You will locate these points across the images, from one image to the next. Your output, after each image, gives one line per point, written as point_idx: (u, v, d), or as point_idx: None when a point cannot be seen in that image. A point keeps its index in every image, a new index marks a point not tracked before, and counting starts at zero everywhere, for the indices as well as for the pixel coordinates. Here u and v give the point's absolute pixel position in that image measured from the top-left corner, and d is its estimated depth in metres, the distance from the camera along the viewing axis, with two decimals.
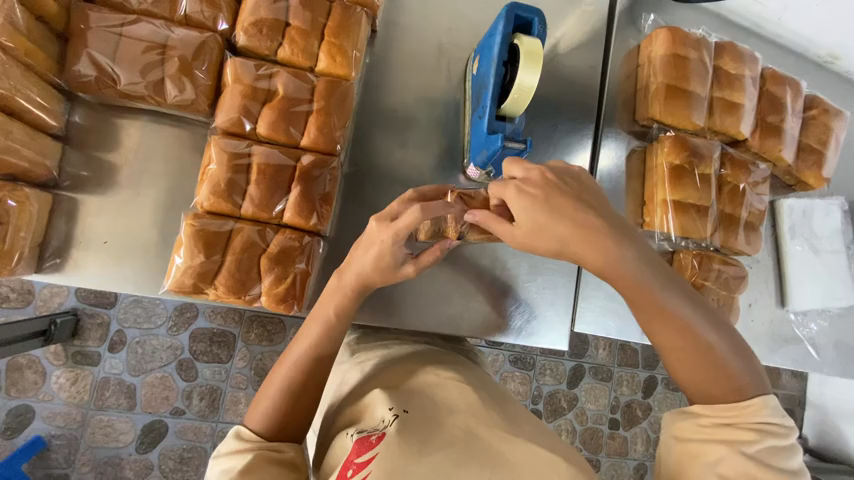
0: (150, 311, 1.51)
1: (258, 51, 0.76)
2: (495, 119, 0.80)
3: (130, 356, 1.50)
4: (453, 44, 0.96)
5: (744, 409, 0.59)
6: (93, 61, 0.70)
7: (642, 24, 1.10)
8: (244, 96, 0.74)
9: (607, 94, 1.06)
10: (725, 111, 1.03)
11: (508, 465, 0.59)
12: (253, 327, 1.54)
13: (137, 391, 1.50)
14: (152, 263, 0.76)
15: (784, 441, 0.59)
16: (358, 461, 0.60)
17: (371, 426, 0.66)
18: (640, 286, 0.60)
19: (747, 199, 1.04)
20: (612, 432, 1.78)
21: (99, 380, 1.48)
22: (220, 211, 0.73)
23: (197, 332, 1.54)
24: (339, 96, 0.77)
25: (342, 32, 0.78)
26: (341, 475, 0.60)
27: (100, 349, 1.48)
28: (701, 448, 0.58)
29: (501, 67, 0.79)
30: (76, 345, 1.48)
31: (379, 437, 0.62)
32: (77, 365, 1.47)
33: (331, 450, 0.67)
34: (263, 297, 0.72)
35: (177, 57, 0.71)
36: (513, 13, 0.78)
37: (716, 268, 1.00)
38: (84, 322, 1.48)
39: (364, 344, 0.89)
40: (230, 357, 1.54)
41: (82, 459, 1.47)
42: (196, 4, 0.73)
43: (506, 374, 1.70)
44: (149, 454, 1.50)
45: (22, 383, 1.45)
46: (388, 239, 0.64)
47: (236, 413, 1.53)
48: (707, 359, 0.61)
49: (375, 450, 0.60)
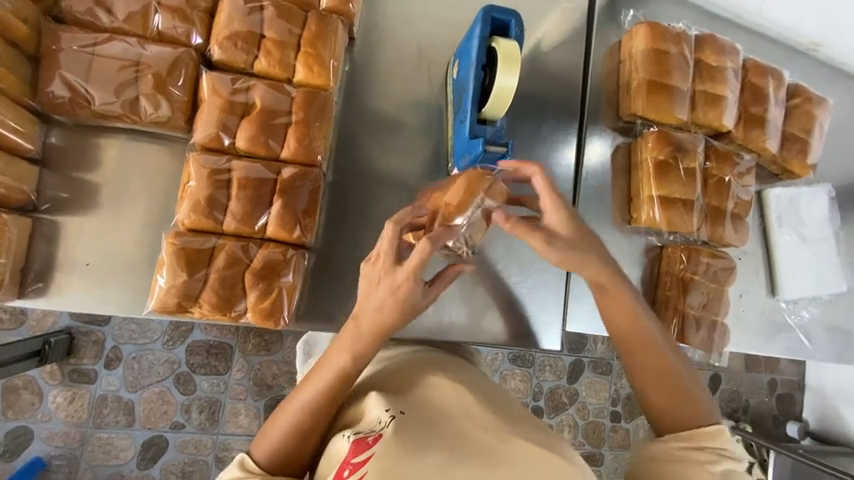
0: (144, 327, 1.50)
1: (233, 64, 0.75)
2: (477, 123, 0.80)
3: (127, 372, 1.49)
4: (433, 48, 0.96)
5: (704, 432, 0.64)
6: (66, 82, 0.69)
7: (622, 19, 1.10)
8: (221, 111, 0.73)
9: (591, 91, 1.06)
10: (708, 104, 1.03)
11: (505, 464, 0.58)
12: (250, 338, 1.53)
13: (135, 407, 1.49)
14: (138, 283, 0.75)
15: (737, 465, 0.64)
16: (355, 462, 0.59)
17: (367, 427, 0.64)
18: (623, 314, 0.69)
19: (732, 191, 1.04)
20: (614, 425, 1.79)
21: (96, 398, 1.47)
22: (202, 228, 0.72)
23: (193, 346, 1.53)
24: (318, 106, 0.76)
25: (318, 42, 0.77)
26: (337, 475, 0.58)
27: (96, 366, 1.47)
28: (670, 465, 0.63)
29: (480, 71, 0.78)
30: (72, 364, 1.46)
31: (375, 437, 0.60)
32: (74, 384, 1.46)
33: (326, 454, 0.66)
34: (249, 312, 0.72)
35: (151, 75, 0.71)
36: (490, 16, 0.78)
37: (704, 261, 1.00)
38: (79, 340, 1.47)
39: None
40: (227, 369, 1.54)
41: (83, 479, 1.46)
42: (169, 20, 0.73)
43: (506, 372, 1.70)
44: (151, 469, 1.49)
45: (18, 404, 1.44)
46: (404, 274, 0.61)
47: (236, 425, 1.53)
48: (675, 392, 0.66)
49: (373, 450, 0.58)
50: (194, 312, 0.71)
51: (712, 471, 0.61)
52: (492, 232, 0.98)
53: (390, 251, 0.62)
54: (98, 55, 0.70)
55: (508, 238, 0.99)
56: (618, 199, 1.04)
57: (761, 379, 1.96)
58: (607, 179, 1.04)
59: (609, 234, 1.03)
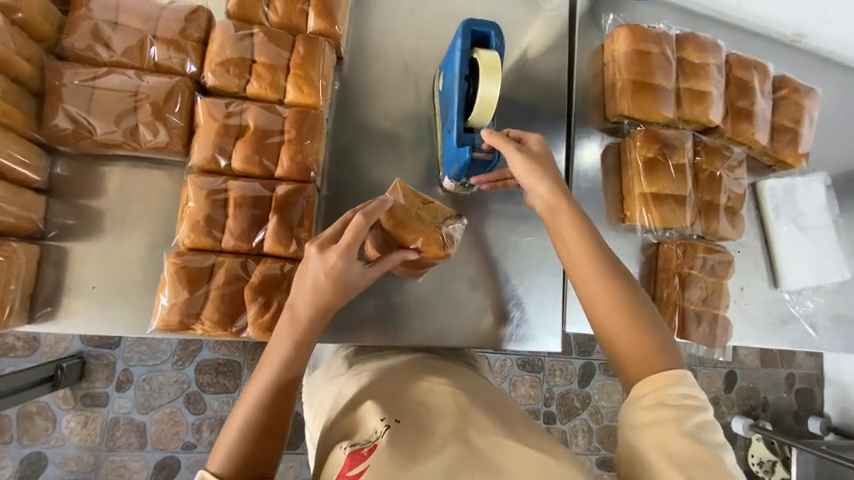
0: (153, 348, 1.53)
1: (227, 89, 0.78)
2: (464, 132, 0.82)
3: (138, 394, 1.51)
4: (419, 62, 0.99)
5: (665, 378, 0.60)
6: (70, 115, 0.73)
7: (604, 24, 1.12)
8: (216, 134, 0.76)
9: (577, 94, 1.08)
10: (694, 100, 1.05)
11: (500, 470, 0.59)
12: (256, 354, 1.55)
13: (146, 429, 1.50)
14: (143, 304, 0.78)
15: (709, 416, 0.59)
16: (350, 475, 0.60)
17: (364, 439, 0.66)
18: (576, 239, 0.73)
19: (725, 184, 1.05)
20: None
21: (108, 421, 1.49)
22: (201, 246, 0.74)
23: (201, 365, 1.55)
24: (309, 124, 0.79)
25: (307, 63, 0.80)
26: None
27: (107, 389, 1.50)
28: (644, 438, 0.56)
29: (464, 81, 0.81)
30: (84, 388, 1.49)
31: (370, 449, 0.62)
32: (87, 408, 1.48)
33: (327, 465, 0.67)
34: (249, 327, 0.73)
35: (149, 103, 0.74)
36: (470, 29, 0.81)
37: (701, 256, 1.00)
38: (90, 364, 1.50)
39: (362, 356, 0.88)
40: (236, 386, 1.55)
41: None
42: (165, 52, 0.76)
43: (515, 378, 1.69)
44: None
45: (34, 430, 1.47)
46: (337, 257, 0.66)
47: None
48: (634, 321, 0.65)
49: (367, 462, 0.60)
50: (195, 330, 0.73)
51: (684, 430, 0.55)
52: (487, 238, 0.99)
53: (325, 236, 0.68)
54: (99, 87, 0.73)
55: (503, 243, 1.00)
56: (610, 199, 1.05)
57: (778, 374, 1.92)
58: (598, 179, 1.05)
59: (603, 234, 1.04)
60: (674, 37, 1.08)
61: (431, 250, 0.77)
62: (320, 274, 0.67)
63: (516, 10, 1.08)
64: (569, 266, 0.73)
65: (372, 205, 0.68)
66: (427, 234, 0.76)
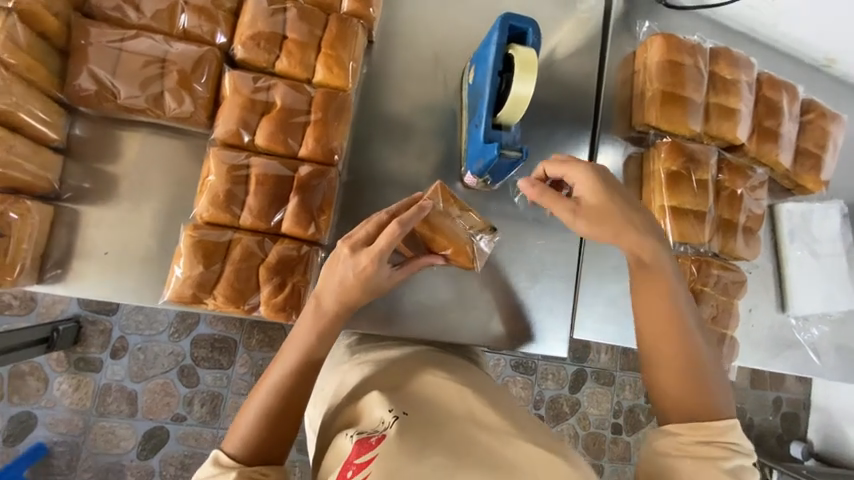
0: (152, 318, 1.52)
1: (256, 63, 0.77)
2: (492, 128, 0.81)
3: (132, 362, 1.51)
4: (449, 53, 0.97)
5: (716, 427, 0.65)
6: (94, 76, 0.71)
7: (638, 30, 1.10)
8: (241, 109, 0.74)
9: (604, 100, 1.07)
10: (722, 116, 1.03)
11: (507, 467, 0.59)
12: (254, 334, 1.55)
13: (138, 397, 1.50)
14: (153, 273, 0.77)
15: (748, 460, 0.66)
16: (358, 462, 0.60)
17: (370, 428, 0.66)
18: (666, 290, 0.72)
19: (745, 204, 1.04)
20: (615, 437, 1.77)
21: (100, 386, 1.49)
22: (219, 221, 0.73)
23: (197, 339, 1.54)
24: (336, 107, 0.78)
25: (338, 44, 0.79)
26: (341, 475, 0.60)
27: (101, 355, 1.49)
28: (679, 462, 0.64)
29: (497, 77, 0.80)
30: (78, 352, 1.48)
31: (379, 438, 0.62)
32: (79, 372, 1.48)
33: (330, 452, 0.67)
34: (262, 306, 0.73)
35: (176, 71, 0.72)
36: (508, 23, 0.79)
37: (715, 273, 1.00)
38: (86, 329, 1.49)
39: (365, 346, 0.88)
40: (230, 363, 1.55)
41: (84, 466, 1.47)
42: (195, 19, 0.74)
43: (507, 379, 1.70)
44: (151, 460, 1.50)
45: (25, 390, 1.46)
46: (369, 260, 0.64)
47: None
48: (690, 379, 0.68)
49: (376, 451, 0.60)
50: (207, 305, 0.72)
51: (725, 469, 0.62)
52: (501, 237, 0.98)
53: (359, 235, 0.66)
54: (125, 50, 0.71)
55: (516, 244, 0.99)
56: None
57: (766, 396, 1.93)
58: None
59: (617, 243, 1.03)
60: (707, 49, 1.06)
61: (458, 259, 0.80)
62: (349, 273, 0.65)
63: (550, 8, 1.06)
64: (642, 313, 0.73)
65: (406, 214, 0.65)
66: (459, 247, 0.78)
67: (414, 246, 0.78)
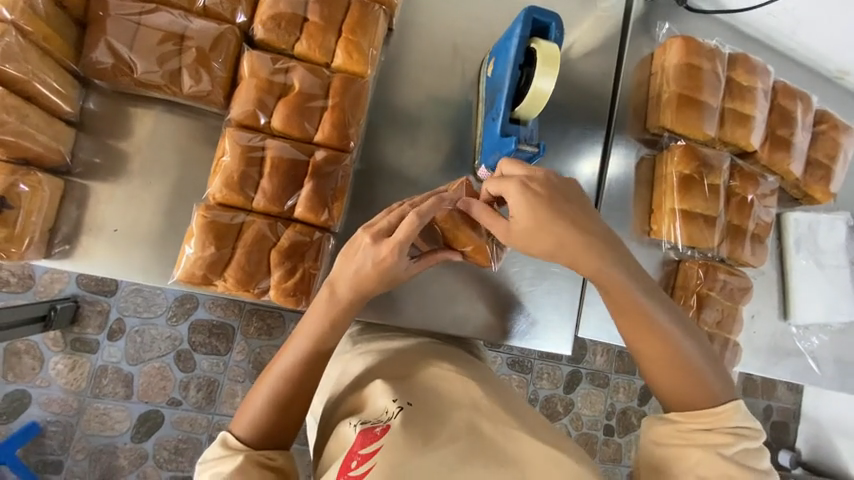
0: (150, 301, 1.51)
1: (275, 45, 0.76)
2: (510, 122, 0.81)
3: (129, 345, 1.50)
4: (468, 45, 0.97)
5: (719, 413, 0.64)
6: (111, 49, 0.70)
7: (656, 32, 1.10)
8: (259, 90, 0.73)
9: (619, 100, 1.06)
10: (736, 122, 1.03)
11: (513, 463, 0.59)
12: (253, 320, 1.54)
13: (134, 380, 1.50)
14: (161, 253, 0.76)
15: (753, 441, 0.65)
16: (363, 453, 0.60)
17: (374, 418, 0.66)
18: (630, 300, 0.66)
19: (754, 211, 1.05)
20: (607, 439, 1.78)
21: (96, 368, 1.48)
22: (232, 203, 0.73)
23: (196, 324, 1.54)
24: (354, 93, 0.77)
25: (359, 30, 0.78)
26: (345, 466, 0.60)
27: (98, 337, 1.48)
28: (681, 451, 0.63)
29: (517, 70, 0.79)
30: (75, 332, 1.47)
31: (383, 429, 0.62)
32: (76, 352, 1.47)
33: (332, 440, 0.67)
34: (272, 290, 0.72)
35: (194, 48, 0.71)
36: (531, 16, 0.78)
37: (721, 278, 1.01)
38: (84, 309, 1.48)
39: (367, 336, 0.88)
40: (228, 349, 1.54)
41: (77, 447, 1.47)
42: None
43: (503, 377, 1.70)
44: (144, 443, 1.50)
45: (19, 368, 1.45)
46: (389, 251, 0.63)
47: (233, 406, 1.54)
48: (687, 373, 0.66)
49: (380, 442, 0.60)
50: (217, 287, 0.72)
51: (729, 456, 0.61)
52: None
53: (379, 226, 0.65)
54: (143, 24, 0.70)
55: None
56: (638, 211, 1.04)
57: (758, 405, 1.95)
58: (628, 189, 1.04)
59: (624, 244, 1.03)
60: (724, 53, 1.05)
61: (476, 257, 0.80)
62: (367, 264, 0.64)
63: (570, 5, 1.05)
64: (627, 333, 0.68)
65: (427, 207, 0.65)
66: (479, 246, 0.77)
67: (431, 240, 0.76)
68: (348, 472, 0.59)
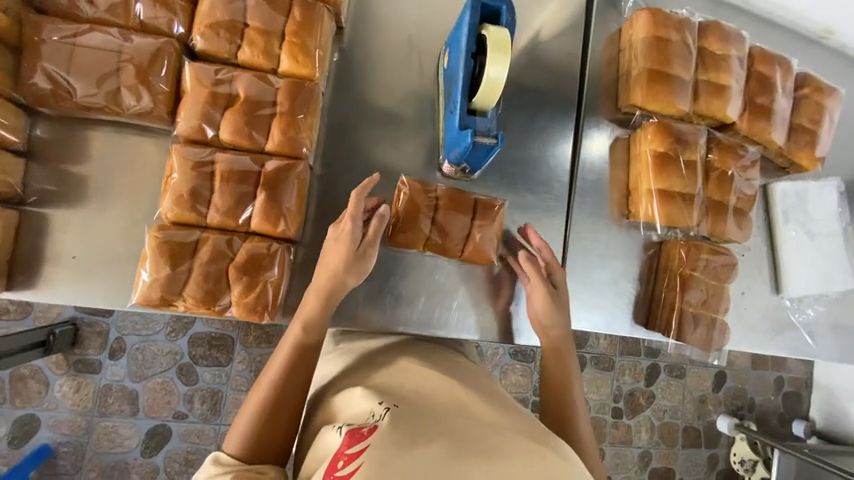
0: (146, 319, 1.52)
1: (217, 55, 0.74)
2: (467, 114, 0.78)
3: (131, 362, 1.51)
4: (424, 36, 0.94)
5: None
6: (48, 75, 0.68)
7: (623, 6, 1.05)
8: (203, 103, 0.72)
9: (588, 80, 1.02)
10: (711, 94, 0.99)
11: (496, 453, 0.56)
12: (251, 330, 1.55)
13: (139, 396, 1.51)
14: (124, 276, 0.75)
15: None
16: (349, 453, 0.56)
17: (361, 420, 0.63)
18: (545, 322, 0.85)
19: (735, 185, 1.01)
20: (616, 422, 1.76)
21: (101, 387, 1.49)
22: (186, 221, 0.71)
23: (196, 337, 1.55)
24: (302, 97, 0.75)
25: (303, 31, 0.75)
26: (331, 467, 0.56)
27: (100, 356, 1.50)
28: None
29: (470, 59, 0.76)
30: (77, 354, 1.49)
31: (370, 429, 0.59)
32: (80, 373, 1.48)
33: (317, 447, 0.64)
34: (233, 307, 0.71)
35: (133, 66, 0.70)
36: (480, 2, 0.75)
37: (704, 257, 0.97)
38: (84, 331, 1.49)
39: (352, 344, 0.88)
40: (228, 361, 1.55)
41: (89, 465, 1.49)
42: (151, 10, 0.71)
43: (505, 367, 1.69)
44: (155, 457, 1.51)
45: (26, 392, 1.47)
46: (348, 226, 0.73)
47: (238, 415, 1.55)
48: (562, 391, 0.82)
49: (367, 442, 0.56)
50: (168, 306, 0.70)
51: None
52: None
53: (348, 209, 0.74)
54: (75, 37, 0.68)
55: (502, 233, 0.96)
56: (616, 194, 1.01)
57: (768, 377, 1.92)
58: (604, 172, 1.01)
59: (605, 228, 1.00)
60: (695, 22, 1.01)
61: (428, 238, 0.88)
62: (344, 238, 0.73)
63: None
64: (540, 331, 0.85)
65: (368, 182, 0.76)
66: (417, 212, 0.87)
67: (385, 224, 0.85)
68: (334, 473, 0.55)
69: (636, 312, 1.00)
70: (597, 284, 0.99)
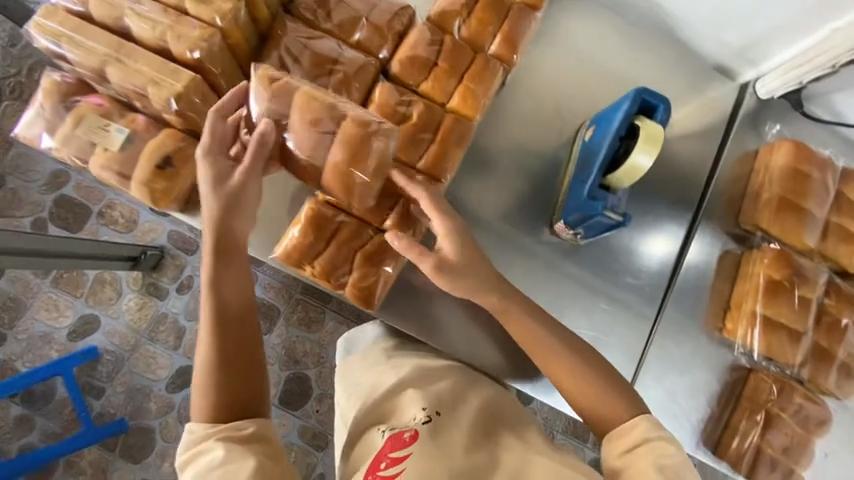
0: None
1: (405, 80, 0.87)
2: (599, 187, 0.84)
3: (191, 300, 1.62)
4: (570, 109, 1.03)
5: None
6: (279, 61, 0.85)
7: (764, 131, 1.08)
8: (383, 115, 0.85)
9: (714, 188, 1.04)
10: (841, 239, 0.97)
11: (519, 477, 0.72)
12: (298, 309, 1.54)
13: (185, 334, 1.62)
14: (266, 231, 0.87)
15: None
16: (392, 456, 0.73)
17: (401, 424, 0.78)
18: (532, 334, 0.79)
19: (848, 338, 0.95)
20: None
21: (159, 313, 1.62)
22: (336, 203, 0.83)
23: None
24: (460, 133, 0.86)
25: (479, 81, 0.88)
26: (375, 465, 0.73)
27: (170, 286, 1.63)
28: None
29: (617, 141, 0.83)
30: (152, 277, 1.62)
31: (411, 436, 0.74)
32: (148, 295, 1.62)
33: (361, 442, 0.79)
34: (348, 286, 0.81)
35: (342, 73, 0.85)
36: (641, 96, 0.83)
37: (798, 402, 0.92)
38: (166, 259, 1.62)
39: (401, 351, 0.91)
40: (267, 332, 1.53)
41: (120, 380, 1.60)
42: (369, 35, 0.88)
43: None
44: (175, 394, 1.60)
45: (100, 296, 1.63)
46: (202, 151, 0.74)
47: (255, 386, 1.52)
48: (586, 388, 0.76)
49: (410, 449, 0.73)
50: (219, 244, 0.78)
51: None
52: (573, 293, 0.98)
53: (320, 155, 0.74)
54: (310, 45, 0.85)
55: (588, 304, 0.98)
56: (713, 305, 1.00)
57: None
58: (706, 279, 1.01)
59: (691, 334, 0.99)
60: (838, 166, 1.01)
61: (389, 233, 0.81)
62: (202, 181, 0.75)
63: (681, 89, 1.07)
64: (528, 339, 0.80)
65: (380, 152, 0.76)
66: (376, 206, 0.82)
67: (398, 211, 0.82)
68: (378, 471, 0.72)
69: (706, 435, 0.96)
70: (667, 387, 0.97)
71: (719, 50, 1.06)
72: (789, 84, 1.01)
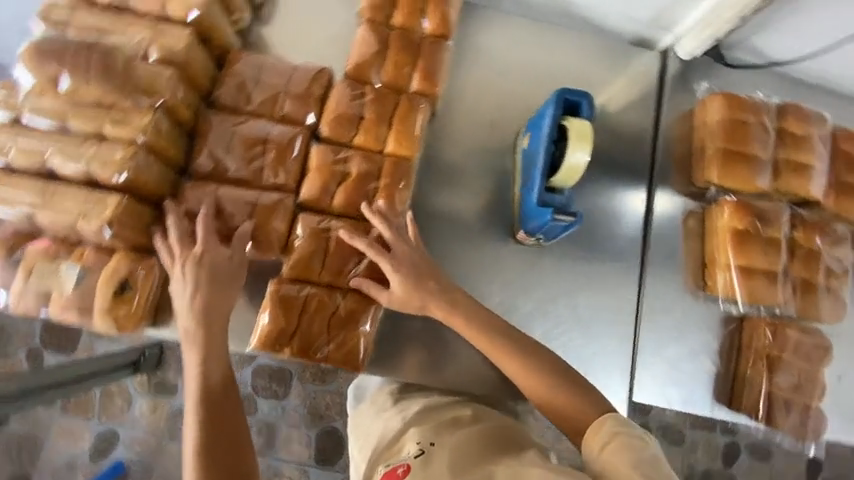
0: None
1: (337, 140, 0.89)
2: (545, 192, 0.87)
3: None
4: (505, 118, 1.05)
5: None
6: (212, 155, 0.86)
7: (694, 87, 1.11)
8: (323, 180, 0.86)
9: (660, 154, 1.07)
10: (791, 172, 1.00)
11: None
12: (309, 366, 1.52)
13: None
14: (244, 320, 0.89)
15: None
16: None
17: (399, 460, 0.75)
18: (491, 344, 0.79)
19: (824, 263, 0.98)
20: None
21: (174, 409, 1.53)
22: (301, 277, 0.84)
23: (258, 367, 1.51)
24: (401, 176, 0.88)
25: (407, 121, 0.90)
26: None
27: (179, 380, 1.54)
28: None
29: (550, 146, 0.85)
30: (159, 375, 1.54)
31: (404, 470, 0.72)
32: (158, 395, 1.54)
33: None
34: (329, 356, 0.82)
35: (275, 150, 0.87)
36: (563, 96, 0.85)
37: (794, 338, 0.93)
38: (167, 354, 1.54)
39: (407, 396, 0.92)
40: (286, 394, 1.51)
41: None
42: (291, 106, 0.89)
43: None
44: None
45: (111, 409, 1.53)
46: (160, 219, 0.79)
47: (289, 452, 1.50)
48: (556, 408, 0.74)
49: None
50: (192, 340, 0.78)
51: None
52: (556, 292, 0.99)
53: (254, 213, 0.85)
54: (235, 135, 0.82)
55: (573, 298, 0.99)
56: (691, 265, 1.02)
57: None
58: (677, 243, 1.03)
59: (678, 298, 1.01)
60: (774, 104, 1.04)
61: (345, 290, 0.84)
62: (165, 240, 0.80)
63: (603, 69, 1.10)
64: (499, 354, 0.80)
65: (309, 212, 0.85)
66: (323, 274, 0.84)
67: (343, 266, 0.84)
68: None
69: (717, 390, 0.98)
70: (670, 357, 0.98)
71: (632, 25, 1.11)
72: (706, 42, 1.03)
